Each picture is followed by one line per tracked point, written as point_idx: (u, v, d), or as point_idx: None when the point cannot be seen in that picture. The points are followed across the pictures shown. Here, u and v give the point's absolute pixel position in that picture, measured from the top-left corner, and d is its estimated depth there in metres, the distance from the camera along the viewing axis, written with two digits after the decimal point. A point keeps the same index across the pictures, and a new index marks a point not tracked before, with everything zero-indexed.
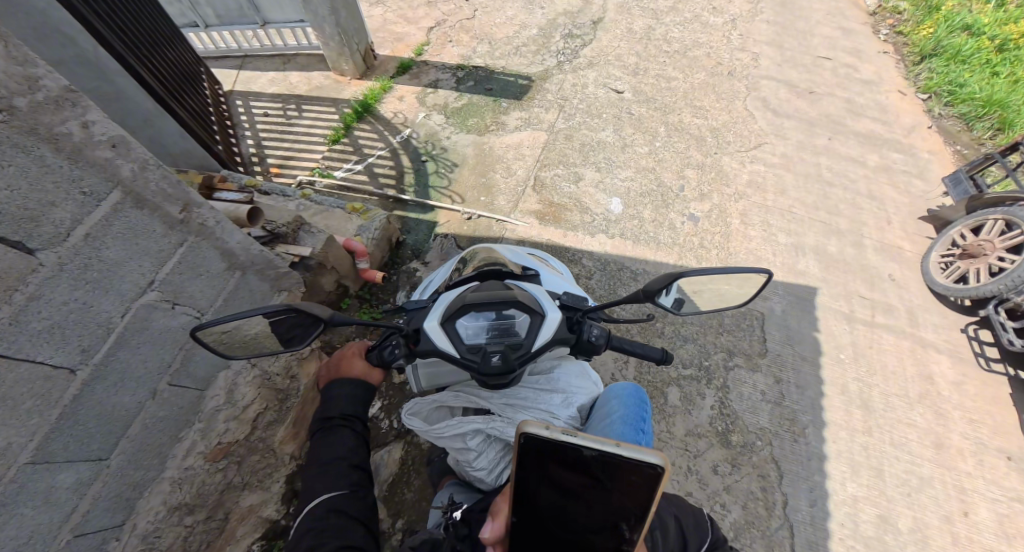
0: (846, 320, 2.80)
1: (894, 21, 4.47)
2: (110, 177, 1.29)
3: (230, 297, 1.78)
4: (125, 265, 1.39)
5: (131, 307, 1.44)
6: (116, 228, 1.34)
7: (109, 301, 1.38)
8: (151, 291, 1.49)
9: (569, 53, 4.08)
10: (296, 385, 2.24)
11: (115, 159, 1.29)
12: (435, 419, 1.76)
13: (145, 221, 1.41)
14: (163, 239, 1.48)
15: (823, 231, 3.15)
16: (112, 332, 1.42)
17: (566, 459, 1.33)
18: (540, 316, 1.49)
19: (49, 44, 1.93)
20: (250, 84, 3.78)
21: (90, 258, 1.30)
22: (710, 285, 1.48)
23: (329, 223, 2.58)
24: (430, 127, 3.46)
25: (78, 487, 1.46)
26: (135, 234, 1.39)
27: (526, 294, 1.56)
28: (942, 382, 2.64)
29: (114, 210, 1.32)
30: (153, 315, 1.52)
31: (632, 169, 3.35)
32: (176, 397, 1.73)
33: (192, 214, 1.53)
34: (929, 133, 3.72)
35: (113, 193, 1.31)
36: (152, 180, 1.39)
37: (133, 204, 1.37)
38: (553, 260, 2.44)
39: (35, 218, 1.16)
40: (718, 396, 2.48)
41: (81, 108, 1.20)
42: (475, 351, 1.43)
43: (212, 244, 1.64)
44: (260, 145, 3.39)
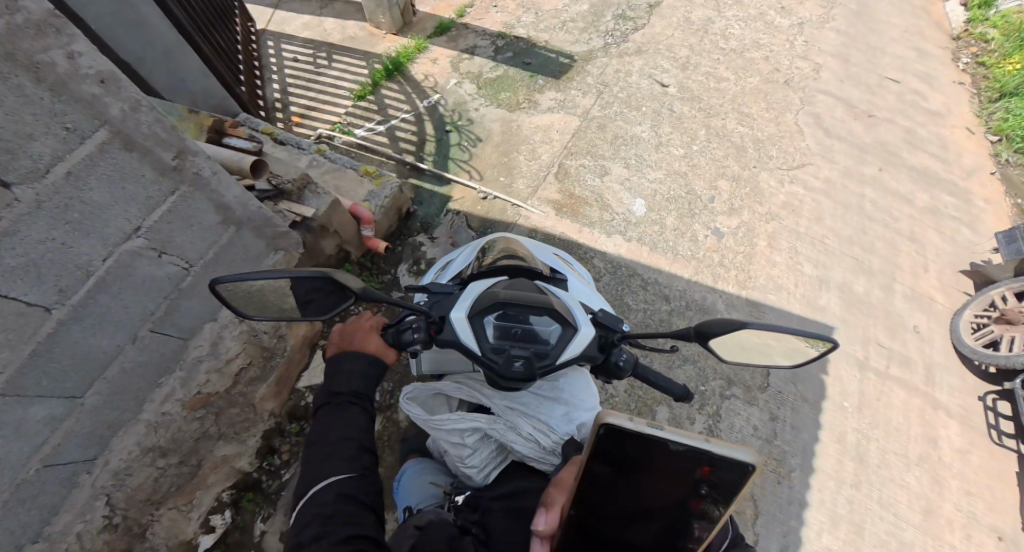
0: (857, 366, 2.67)
1: (978, 50, 4.11)
2: (97, 115, 1.27)
3: (222, 252, 1.78)
4: (109, 208, 1.38)
5: (115, 252, 1.44)
6: (102, 168, 1.33)
7: (88, 244, 1.36)
8: (138, 237, 1.49)
9: (617, 35, 3.86)
10: (282, 345, 2.22)
11: (103, 96, 1.27)
12: (433, 408, 1.69)
13: (133, 164, 1.40)
14: (151, 187, 1.48)
15: (853, 268, 2.97)
16: (92, 276, 1.41)
17: (646, 453, 1.10)
18: (572, 329, 1.43)
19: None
20: (284, 26, 3.76)
21: (72, 197, 1.28)
22: (763, 348, 1.35)
23: (340, 185, 2.54)
24: (459, 96, 3.39)
25: (51, 422, 1.48)
26: (121, 176, 1.38)
27: (561, 304, 1.50)
28: (946, 448, 2.52)
29: (98, 149, 1.31)
30: (136, 263, 1.51)
31: (663, 171, 3.18)
32: (158, 344, 1.73)
33: (186, 162, 1.54)
34: (989, 179, 3.45)
35: (99, 131, 1.30)
36: (143, 122, 1.38)
37: (120, 145, 1.35)
38: (578, 265, 2.32)
39: (12, 151, 1.13)
40: (708, 422, 2.40)
41: (66, 37, 1.16)
42: (498, 352, 1.38)
43: (206, 194, 1.64)
44: (285, 92, 3.40)
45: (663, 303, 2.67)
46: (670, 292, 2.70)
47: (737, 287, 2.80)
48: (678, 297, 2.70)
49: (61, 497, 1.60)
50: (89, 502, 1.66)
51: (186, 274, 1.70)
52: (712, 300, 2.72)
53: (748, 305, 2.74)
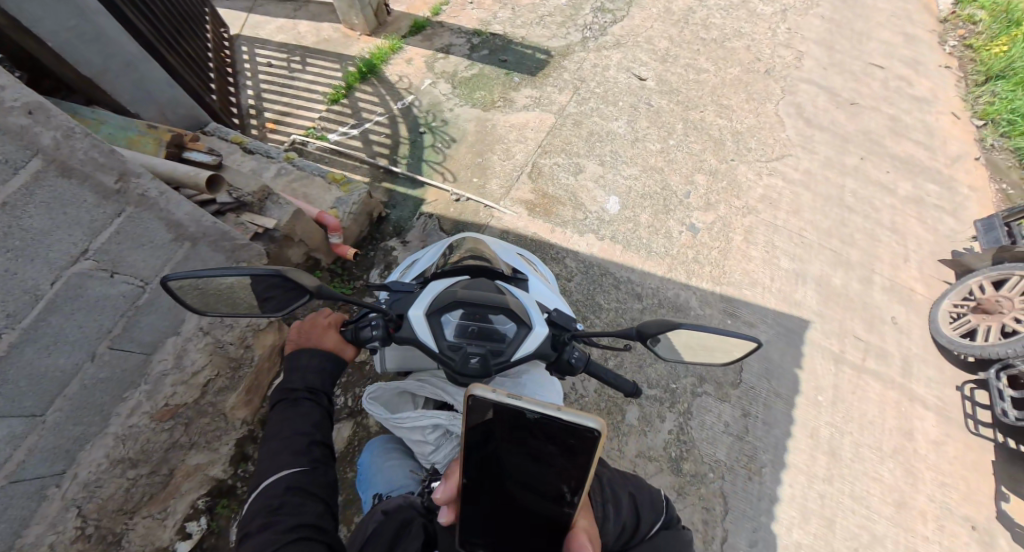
0: (833, 360, 2.65)
1: (966, 32, 4.03)
2: (28, 146, 1.35)
3: (178, 267, 1.87)
4: (52, 234, 1.47)
5: (62, 276, 1.53)
6: (39, 196, 1.41)
7: (34, 269, 1.45)
8: (85, 260, 1.58)
9: (596, 29, 3.82)
10: (249, 355, 2.25)
11: (32, 126, 1.35)
12: (398, 407, 1.67)
13: (73, 191, 1.48)
14: (96, 210, 1.56)
15: (831, 261, 2.94)
16: (41, 298, 1.49)
17: (511, 426, 1.20)
18: (529, 327, 1.43)
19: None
20: (258, 30, 3.79)
21: (10, 226, 1.36)
22: (716, 347, 1.37)
23: (308, 193, 2.58)
24: (434, 96, 3.38)
25: (13, 439, 1.53)
26: (62, 203, 1.47)
27: (518, 302, 1.49)
28: (921, 440, 2.50)
29: (34, 178, 1.39)
30: (87, 283, 1.60)
31: (638, 167, 3.15)
32: (118, 360, 1.79)
33: (130, 185, 1.62)
34: (974, 165, 3.40)
35: (32, 160, 1.37)
36: (78, 149, 1.46)
37: (57, 172, 1.43)
38: (543, 266, 2.36)
39: None
40: (678, 420, 2.40)
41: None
42: (455, 349, 1.37)
43: (155, 213, 1.73)
44: (259, 97, 3.45)
45: (636, 302, 2.66)
46: (643, 290, 2.69)
47: (712, 282, 2.78)
48: (651, 295, 2.69)
49: (31, 508, 1.65)
50: (60, 513, 1.72)
51: (142, 292, 1.79)
52: (685, 297, 2.71)
53: (722, 301, 2.73)
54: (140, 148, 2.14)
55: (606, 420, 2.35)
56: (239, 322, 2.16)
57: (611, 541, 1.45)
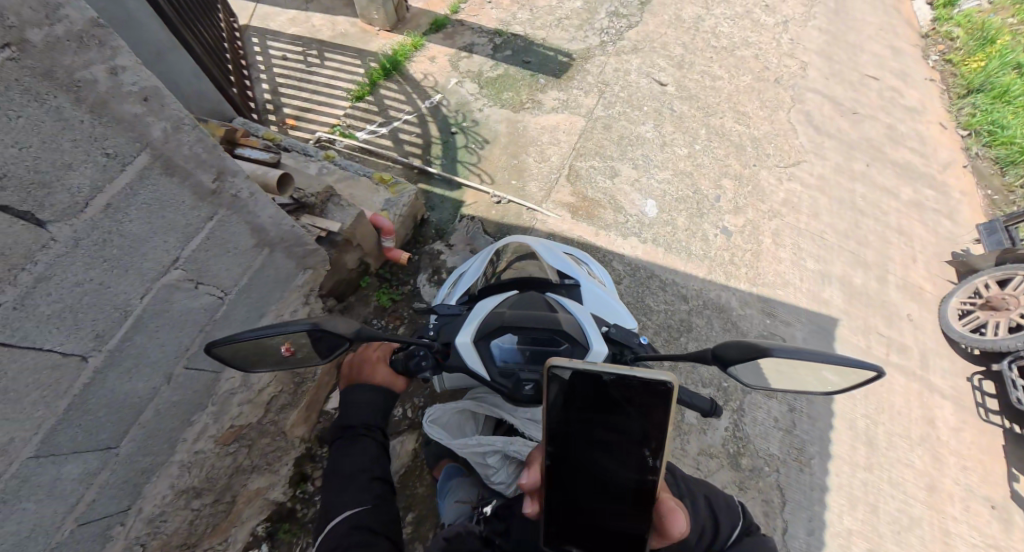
0: (862, 356, 2.81)
1: (945, 48, 4.40)
2: (138, 138, 1.22)
3: (257, 276, 1.75)
4: (146, 240, 1.33)
5: (151, 288, 1.39)
6: (140, 197, 1.27)
7: (125, 282, 1.31)
8: (174, 270, 1.44)
9: (612, 33, 3.88)
10: (313, 369, 2.14)
11: (145, 116, 1.21)
12: (459, 428, 1.56)
13: (173, 191, 1.35)
14: (191, 212, 1.42)
15: (851, 262, 3.13)
16: (129, 315, 1.35)
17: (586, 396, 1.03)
18: (584, 348, 1.26)
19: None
20: (268, 22, 3.60)
21: (108, 233, 1.23)
22: (817, 374, 1.18)
23: (354, 194, 2.49)
24: (462, 96, 3.32)
25: (84, 479, 1.39)
26: (161, 205, 1.33)
27: (569, 317, 1.31)
28: (942, 427, 2.71)
29: (139, 174, 1.25)
30: (174, 297, 1.46)
31: (669, 170, 3.25)
32: (193, 380, 1.63)
33: (224, 185, 1.47)
34: (961, 172, 3.72)
35: (140, 156, 1.24)
36: (184, 143, 1.31)
37: (160, 169, 1.30)
38: (595, 265, 2.06)
39: (49, 185, 1.09)
40: (732, 418, 2.48)
41: (110, 50, 1.09)
42: (506, 375, 1.23)
43: (242, 217, 1.59)
44: (276, 92, 3.28)
45: (682, 303, 2.74)
46: (688, 292, 2.79)
47: (748, 283, 2.90)
48: (695, 297, 2.78)
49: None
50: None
51: (221, 304, 1.65)
52: (726, 298, 2.82)
53: (759, 301, 2.85)
54: None
55: (667, 420, 2.41)
56: None
57: (694, 540, 1.44)
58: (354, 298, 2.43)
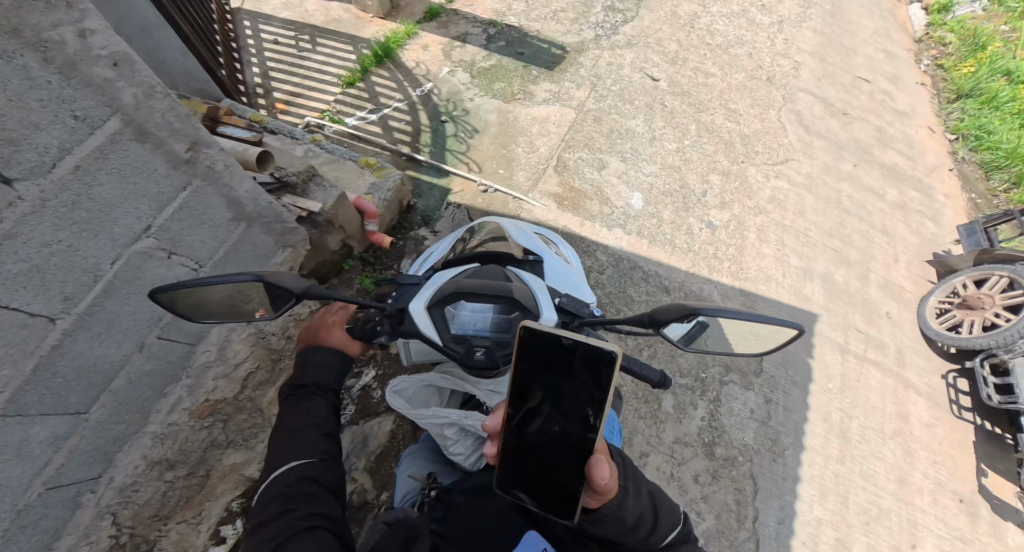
0: (840, 351, 2.85)
1: (937, 53, 4.43)
2: (108, 102, 1.23)
3: (233, 250, 1.78)
4: (118, 205, 1.35)
5: (122, 255, 1.40)
6: (111, 161, 1.29)
7: (96, 246, 1.33)
8: (147, 238, 1.46)
9: (608, 27, 3.89)
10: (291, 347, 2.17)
11: (115, 80, 1.21)
12: (423, 401, 1.53)
13: (144, 156, 1.37)
14: (164, 180, 1.45)
15: (834, 260, 3.16)
16: (100, 280, 1.37)
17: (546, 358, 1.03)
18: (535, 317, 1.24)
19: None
20: (262, 5, 3.60)
21: (77, 195, 1.23)
22: (758, 329, 1.19)
23: (340, 177, 2.51)
24: (453, 85, 3.33)
25: (53, 441, 1.40)
26: (133, 171, 1.35)
27: (526, 288, 1.30)
28: (916, 423, 2.74)
29: (111, 138, 1.27)
30: (146, 264, 1.48)
31: (658, 164, 3.28)
32: (165, 351, 1.68)
33: (199, 155, 1.50)
34: (947, 175, 3.76)
35: (110, 120, 1.25)
36: (156, 110, 1.33)
37: (132, 135, 1.31)
38: (564, 246, 2.07)
39: (15, 143, 1.07)
40: (709, 408, 2.51)
41: (78, 12, 1.09)
42: (459, 342, 1.20)
43: (218, 189, 1.62)
44: (267, 75, 3.28)
45: (665, 295, 2.77)
46: (670, 284, 2.82)
47: (732, 277, 2.93)
48: (678, 289, 2.81)
49: (64, 517, 1.52)
50: (93, 523, 1.58)
51: (195, 275, 1.67)
52: (708, 291, 2.85)
53: (741, 295, 2.88)
54: None
55: (644, 408, 2.44)
56: None
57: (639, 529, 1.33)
58: (336, 279, 2.44)
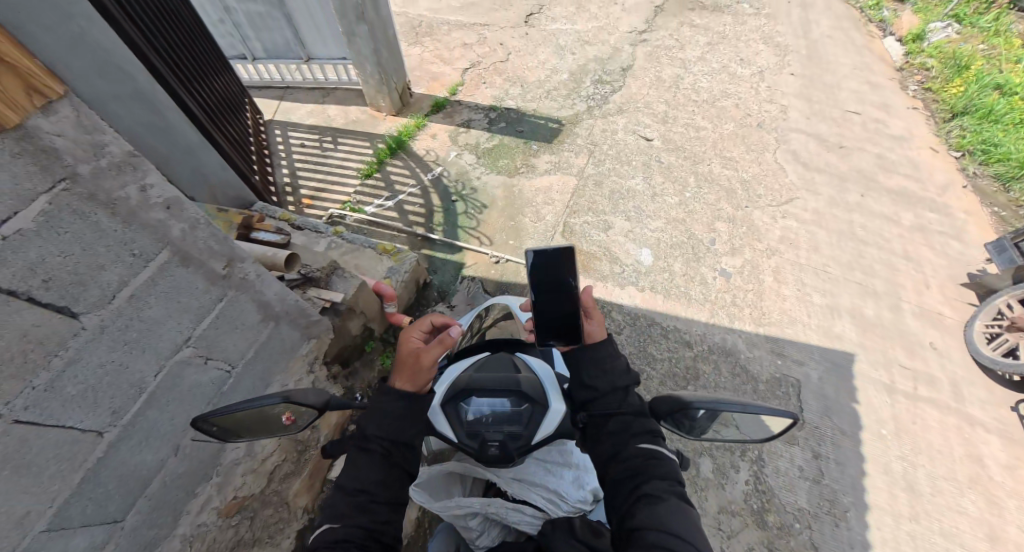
0: (887, 391, 2.65)
1: (922, 77, 4.48)
2: (160, 238, 1.31)
3: (262, 349, 1.73)
4: (163, 324, 1.37)
5: (165, 366, 1.39)
6: (160, 286, 1.34)
7: (143, 361, 1.33)
8: (186, 347, 1.45)
9: (598, 98, 4.10)
10: (315, 437, 2.06)
11: (167, 220, 1.31)
12: (445, 491, 1.54)
13: (187, 277, 1.40)
14: (204, 295, 1.47)
15: (859, 293, 3.03)
16: (144, 391, 1.35)
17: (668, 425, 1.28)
18: (545, 406, 1.29)
19: (110, 82, 1.99)
20: (290, 115, 3.94)
21: (131, 319, 1.28)
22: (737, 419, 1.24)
23: (360, 264, 2.58)
24: (461, 166, 3.51)
25: None
26: (177, 291, 1.39)
27: (534, 378, 1.37)
28: (994, 466, 2.47)
29: (159, 270, 1.33)
30: (185, 372, 1.45)
31: (662, 219, 3.29)
32: (196, 453, 1.59)
33: (234, 269, 1.53)
34: (963, 192, 3.66)
35: (161, 253, 1.32)
36: (200, 238, 1.40)
37: (179, 262, 1.37)
38: None
39: (84, 282, 1.16)
40: (752, 470, 2.32)
41: (141, 172, 1.23)
42: (471, 436, 1.24)
43: (250, 295, 1.62)
44: (294, 174, 3.50)
45: (687, 350, 2.67)
46: (691, 337, 2.72)
47: (754, 324, 2.82)
48: (699, 342, 2.71)
49: None
50: None
51: (228, 376, 1.61)
52: (732, 341, 2.74)
53: (768, 342, 2.76)
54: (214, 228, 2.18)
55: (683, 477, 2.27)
56: None
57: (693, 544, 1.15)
58: (359, 363, 2.41)
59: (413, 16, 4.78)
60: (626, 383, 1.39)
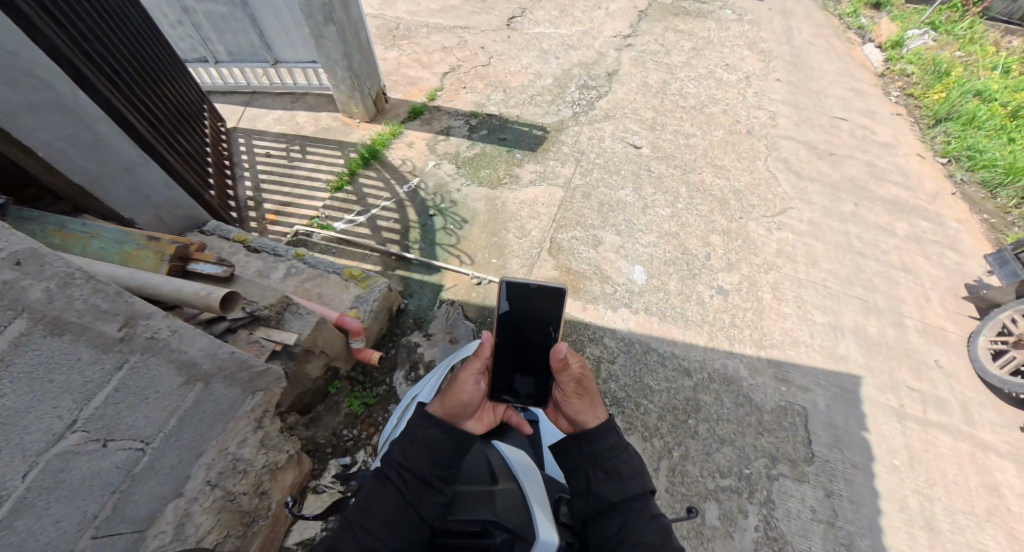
0: (896, 417, 2.49)
1: (904, 83, 4.42)
2: (11, 304, 1.01)
3: (190, 416, 1.43)
4: (30, 411, 1.06)
5: (40, 462, 1.09)
6: (18, 365, 1.04)
7: (1, 464, 1.02)
8: (71, 433, 1.14)
9: (584, 104, 3.91)
10: (266, 503, 1.71)
11: (20, 280, 1.02)
12: None
13: (64, 349, 1.11)
14: (92, 367, 1.17)
15: (861, 309, 2.88)
16: (6, 500, 1.04)
17: None
18: (527, 540, 1.21)
19: (21, 88, 1.62)
20: (255, 122, 3.64)
21: None
22: None
23: (323, 293, 2.31)
24: (440, 177, 3.26)
25: None
26: (48, 368, 1.09)
27: (515, 496, 1.30)
28: (1010, 496, 2.32)
29: (14, 343, 1.03)
30: (73, 463, 1.15)
31: (654, 233, 3.10)
32: (107, 551, 1.27)
33: (136, 329, 1.24)
34: (953, 200, 3.57)
35: (15, 322, 1.02)
36: (76, 297, 1.11)
37: (47, 331, 1.07)
38: None
39: None
40: (762, 513, 2.13)
41: None
42: None
43: (165, 356, 1.32)
44: (258, 188, 3.20)
45: (686, 379, 2.47)
46: (689, 364, 2.53)
47: (755, 347, 2.65)
48: (699, 369, 2.52)
49: None
50: None
51: (142, 455, 1.31)
52: (733, 367, 2.55)
53: (771, 366, 2.58)
54: (139, 264, 1.73)
55: (686, 524, 2.06)
56: (254, 463, 1.67)
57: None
58: (323, 407, 2.17)
59: (388, 18, 4.52)
60: (634, 494, 1.25)
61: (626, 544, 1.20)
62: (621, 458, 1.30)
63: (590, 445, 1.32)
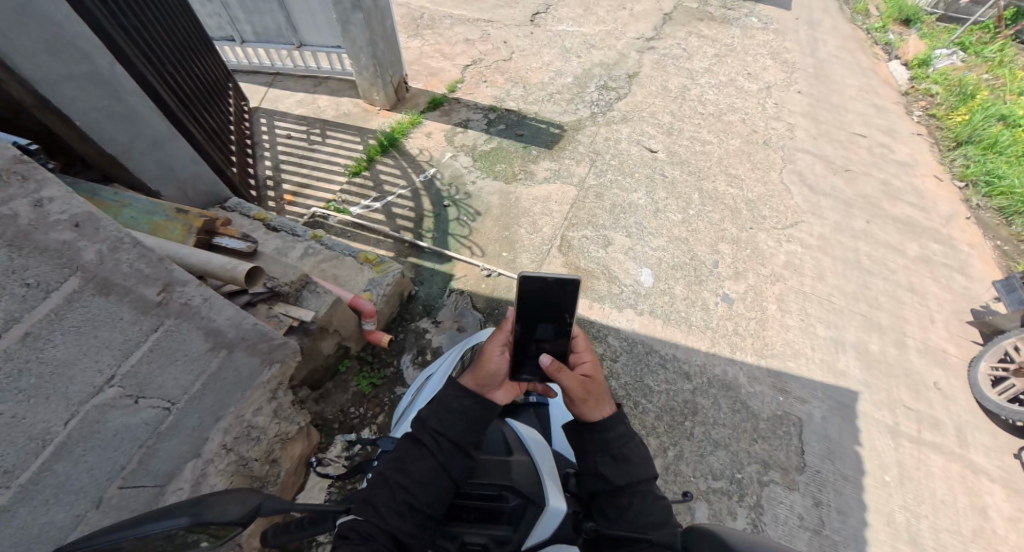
0: (890, 434, 2.54)
1: (926, 103, 4.41)
2: (67, 264, 1.08)
3: (212, 380, 1.51)
4: (74, 364, 1.14)
5: (79, 412, 1.16)
6: (68, 321, 1.11)
7: (47, 410, 1.10)
8: (108, 388, 1.22)
9: (602, 105, 3.94)
10: (275, 471, 1.79)
11: (76, 241, 1.08)
12: None
13: (109, 310, 1.18)
14: (130, 328, 1.24)
15: (864, 326, 2.92)
16: (48, 444, 1.11)
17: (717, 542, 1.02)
18: (539, 506, 1.31)
19: (62, 59, 1.69)
20: (278, 103, 3.71)
21: (27, 363, 1.05)
22: None
23: (337, 275, 2.38)
24: (456, 169, 3.32)
25: None
26: (93, 325, 1.16)
27: (527, 467, 1.40)
28: (997, 519, 2.36)
29: (66, 301, 1.09)
30: (107, 416, 1.23)
31: (664, 238, 3.14)
32: (128, 501, 1.34)
33: (172, 295, 1.31)
34: (966, 224, 3.57)
35: (69, 280, 1.09)
36: (123, 261, 1.18)
37: (95, 291, 1.14)
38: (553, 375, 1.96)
39: None
40: (751, 517, 2.19)
41: (34, 183, 0.99)
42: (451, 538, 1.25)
43: (195, 322, 1.39)
44: (277, 168, 3.27)
45: (685, 382, 2.53)
46: (690, 368, 2.58)
47: (756, 355, 2.70)
48: (699, 373, 2.57)
49: None
50: None
51: (167, 414, 1.39)
52: (733, 373, 2.60)
53: (770, 376, 2.63)
54: (166, 235, 1.80)
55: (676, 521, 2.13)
56: (267, 431, 1.75)
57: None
58: (332, 384, 2.25)
59: (413, 8, 4.57)
60: (639, 481, 1.28)
61: (631, 527, 1.24)
62: (631, 444, 1.32)
63: (595, 437, 1.33)
